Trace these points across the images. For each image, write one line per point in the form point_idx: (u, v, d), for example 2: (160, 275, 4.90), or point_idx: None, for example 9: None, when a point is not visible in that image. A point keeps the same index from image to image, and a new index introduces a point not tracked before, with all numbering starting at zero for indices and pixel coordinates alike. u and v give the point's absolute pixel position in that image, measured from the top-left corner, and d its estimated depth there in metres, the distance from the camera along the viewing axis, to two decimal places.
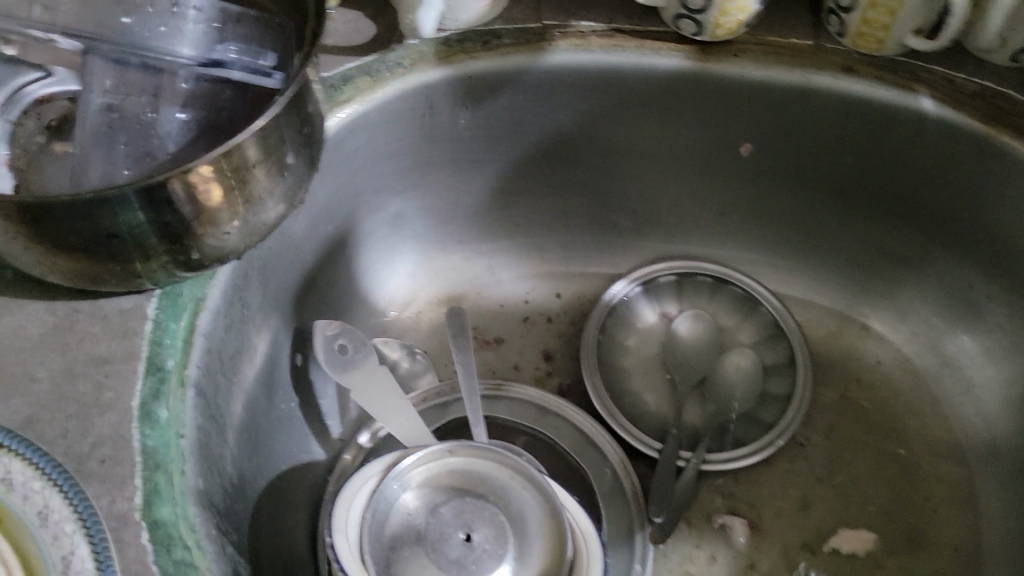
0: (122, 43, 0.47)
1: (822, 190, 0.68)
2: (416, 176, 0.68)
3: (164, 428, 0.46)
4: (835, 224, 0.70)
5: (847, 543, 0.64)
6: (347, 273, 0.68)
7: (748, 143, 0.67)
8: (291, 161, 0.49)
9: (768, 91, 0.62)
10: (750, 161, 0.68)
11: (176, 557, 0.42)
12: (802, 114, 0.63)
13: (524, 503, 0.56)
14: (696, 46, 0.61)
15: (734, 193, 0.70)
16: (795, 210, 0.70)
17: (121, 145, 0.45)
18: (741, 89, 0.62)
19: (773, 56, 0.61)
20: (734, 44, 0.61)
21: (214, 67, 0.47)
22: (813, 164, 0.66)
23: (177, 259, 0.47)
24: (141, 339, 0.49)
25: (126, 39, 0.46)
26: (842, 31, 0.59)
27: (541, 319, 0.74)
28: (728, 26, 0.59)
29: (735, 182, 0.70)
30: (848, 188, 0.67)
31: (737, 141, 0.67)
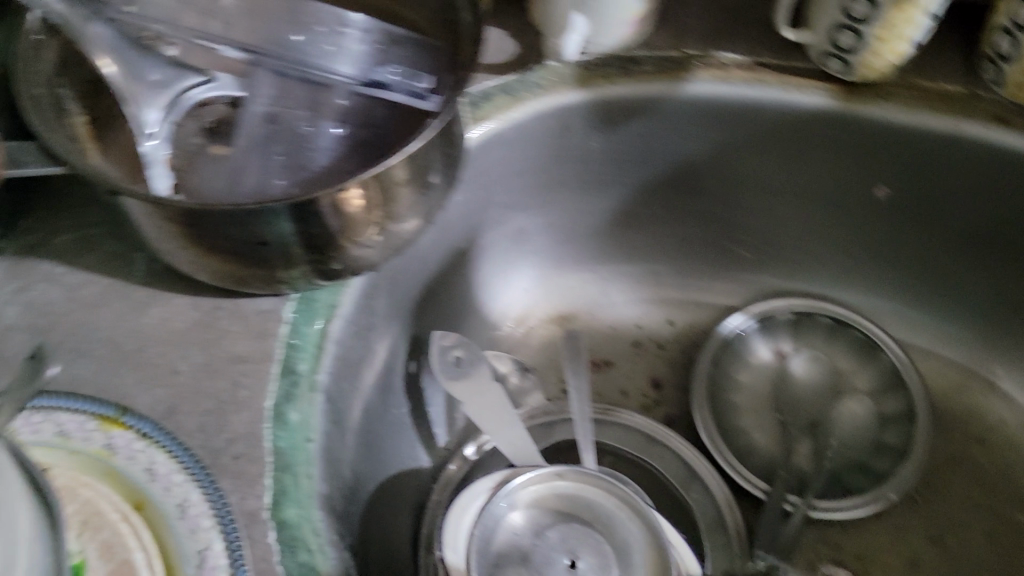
0: (290, 59, 0.51)
1: (947, 240, 0.66)
2: (542, 195, 0.69)
3: (294, 431, 0.48)
4: (968, 275, 0.67)
5: None
6: (466, 284, 0.69)
7: (885, 187, 0.65)
8: (434, 182, 0.51)
9: (913, 136, 0.60)
10: (885, 205, 0.66)
11: (300, 559, 0.43)
12: (944, 162, 0.61)
13: (630, 534, 0.56)
14: (841, 86, 0.60)
15: (863, 235, 0.69)
16: (927, 257, 0.68)
17: (277, 155, 0.48)
18: (884, 132, 0.61)
19: (922, 101, 0.59)
20: (881, 85, 0.60)
21: (374, 87, 0.51)
22: (952, 212, 0.64)
23: (317, 268, 0.50)
24: (277, 340, 0.50)
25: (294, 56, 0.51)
26: (998, 81, 0.58)
27: (652, 345, 0.74)
28: (877, 69, 0.57)
29: (866, 224, 0.68)
30: (987, 240, 0.65)
31: (873, 184, 0.65)
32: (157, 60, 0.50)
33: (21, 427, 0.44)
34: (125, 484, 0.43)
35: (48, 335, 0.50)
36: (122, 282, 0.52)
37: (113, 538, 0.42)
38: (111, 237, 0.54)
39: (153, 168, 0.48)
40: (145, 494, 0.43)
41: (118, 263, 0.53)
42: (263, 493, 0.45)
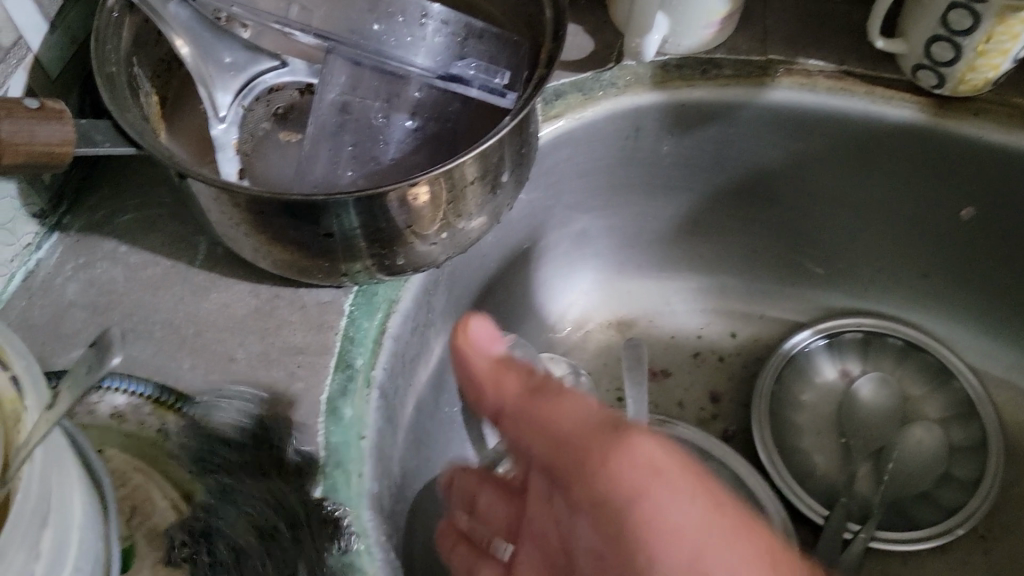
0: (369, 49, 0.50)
1: None
2: (609, 197, 0.67)
3: (347, 427, 0.47)
4: None
5: None
6: (526, 283, 0.68)
7: (968, 209, 0.61)
8: (504, 181, 0.50)
9: (1005, 156, 0.57)
10: (967, 227, 0.63)
11: (348, 558, 0.42)
12: None
13: None
14: (931, 100, 0.57)
15: (942, 256, 0.66)
16: (1009, 283, 0.64)
17: (348, 146, 0.47)
18: (973, 151, 0.58)
19: (1017, 119, 0.56)
20: (974, 101, 0.57)
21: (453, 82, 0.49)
22: None
23: (381, 263, 0.49)
24: (335, 333, 0.50)
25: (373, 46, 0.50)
26: None
27: (712, 357, 0.71)
28: (973, 83, 0.54)
29: (946, 245, 0.65)
30: None
31: (956, 205, 0.62)
32: (231, 43, 0.50)
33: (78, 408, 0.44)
34: None
35: (109, 314, 0.50)
36: (184, 265, 0.52)
37: None
38: (176, 219, 0.54)
39: (223, 151, 0.48)
40: None
41: (181, 245, 0.53)
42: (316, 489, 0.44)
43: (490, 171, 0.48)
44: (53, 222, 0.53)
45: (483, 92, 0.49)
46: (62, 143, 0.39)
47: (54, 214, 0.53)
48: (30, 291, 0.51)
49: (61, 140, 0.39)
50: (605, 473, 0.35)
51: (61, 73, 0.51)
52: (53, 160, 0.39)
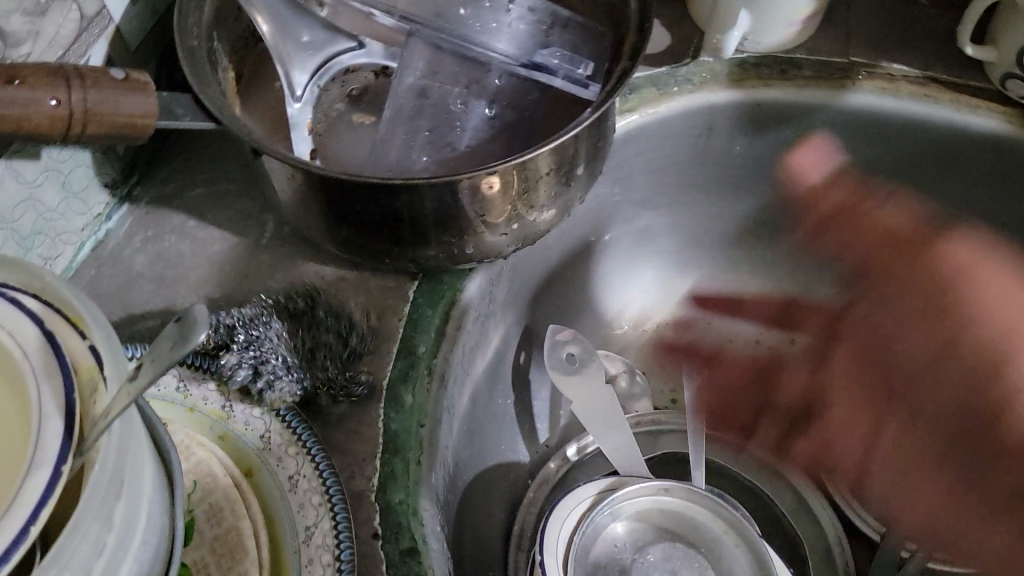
0: (454, 33, 0.51)
1: None
2: (676, 195, 0.66)
3: (408, 414, 0.46)
4: None
5: None
6: (586, 278, 0.67)
7: None
8: (578, 174, 0.50)
9: None
10: None
11: (403, 547, 0.42)
12: None
13: (735, 564, 0.54)
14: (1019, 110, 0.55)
15: None
16: None
17: (424, 132, 0.46)
18: None
19: None
20: None
21: (536, 70, 0.49)
22: None
23: (449, 252, 0.49)
24: (398, 319, 0.50)
25: (458, 30, 0.50)
26: None
27: (770, 363, 0.70)
28: None
29: None
30: None
31: None
32: (311, 22, 0.50)
33: None
34: (238, 449, 0.42)
35: (175, 287, 0.50)
36: (252, 242, 0.52)
37: (222, 502, 0.41)
38: (244, 196, 0.54)
39: (297, 130, 0.48)
40: (256, 461, 0.42)
41: (249, 222, 0.52)
42: (374, 475, 0.45)
43: (564, 164, 0.48)
44: (123, 192, 0.53)
45: (564, 81, 0.49)
46: (144, 115, 0.39)
47: (125, 185, 0.53)
48: (99, 261, 0.51)
49: (144, 112, 0.39)
50: (925, 270, 0.62)
51: (140, 44, 0.51)
52: (136, 132, 0.39)
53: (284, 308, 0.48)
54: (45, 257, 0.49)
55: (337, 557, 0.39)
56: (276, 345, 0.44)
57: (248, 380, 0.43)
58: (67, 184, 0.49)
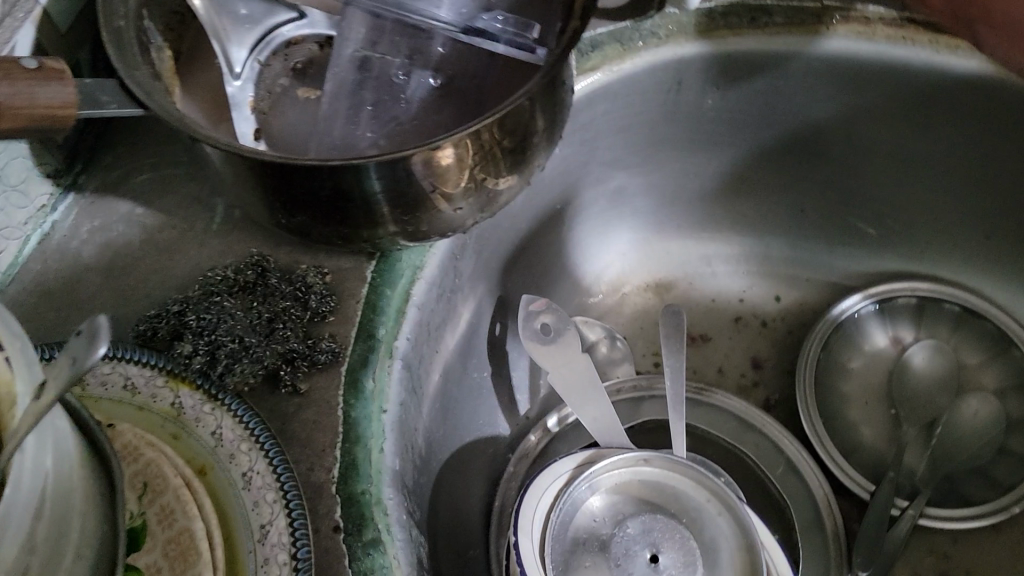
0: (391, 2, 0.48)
1: None
2: (648, 154, 0.63)
3: (368, 400, 0.45)
4: None
5: None
6: (559, 244, 0.65)
7: None
8: (534, 142, 0.48)
9: None
10: None
11: (367, 538, 0.41)
12: None
13: (718, 532, 0.52)
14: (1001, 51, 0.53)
15: (1009, 217, 0.60)
16: None
17: (368, 107, 0.44)
18: None
19: None
20: None
21: (479, 37, 0.47)
22: None
23: (405, 230, 0.47)
24: (358, 303, 0.48)
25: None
26: None
27: (754, 321, 0.68)
28: None
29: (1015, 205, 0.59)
30: None
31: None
32: None
33: (89, 377, 0.42)
34: (190, 447, 0.41)
35: (123, 279, 0.48)
36: (201, 229, 0.50)
37: (173, 503, 0.39)
38: (192, 180, 0.52)
39: (238, 110, 0.46)
40: (210, 459, 0.41)
41: (197, 207, 0.51)
42: (337, 464, 0.43)
43: (518, 133, 0.45)
44: (68, 181, 0.51)
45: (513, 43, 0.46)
46: (64, 104, 0.36)
47: (69, 174, 0.52)
48: (44, 254, 0.49)
49: (63, 102, 0.36)
50: None
51: (72, 26, 0.49)
52: (59, 123, 0.37)
53: (234, 281, 0.46)
54: None
55: (294, 556, 0.38)
56: (230, 326, 0.43)
57: (202, 368, 0.42)
58: (4, 176, 0.47)
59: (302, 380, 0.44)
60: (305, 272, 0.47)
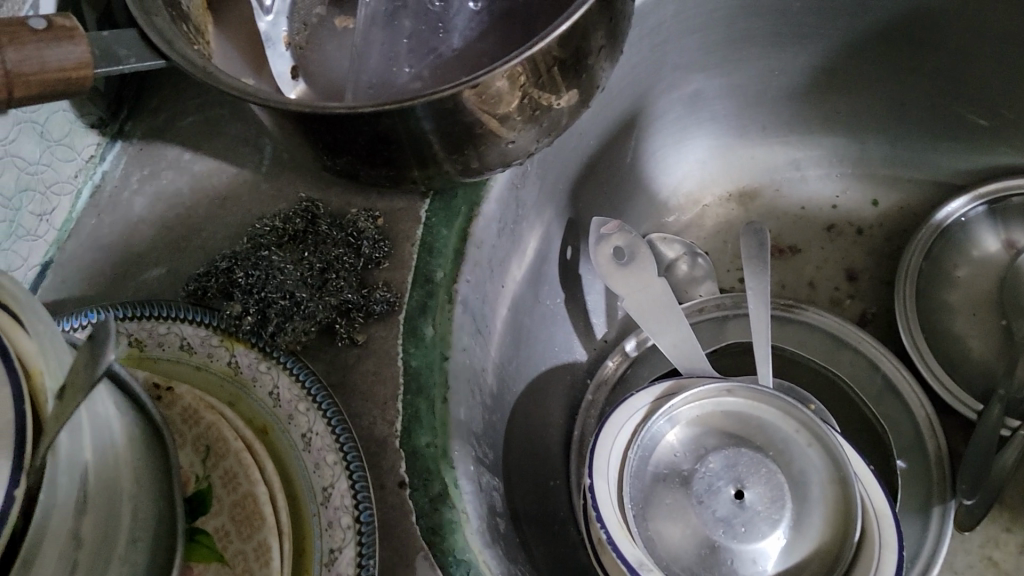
0: None
1: None
2: (726, 53, 0.58)
3: (429, 348, 0.43)
4: None
5: None
6: (632, 158, 0.60)
7: None
8: (591, 61, 0.43)
9: None
10: None
11: (433, 494, 0.40)
12: None
13: (808, 463, 0.50)
14: None
15: None
16: None
17: (404, 39, 0.42)
18: None
19: None
20: None
21: None
22: None
23: (457, 167, 0.44)
24: (413, 245, 0.45)
25: None
26: None
27: (849, 229, 0.63)
28: None
29: None
30: None
31: None
32: None
33: (146, 338, 0.42)
34: (250, 408, 0.41)
35: (174, 230, 0.47)
36: (250, 173, 0.48)
37: (236, 467, 0.38)
38: (239, 121, 0.50)
39: (273, 46, 0.44)
40: (270, 419, 0.40)
41: (244, 149, 0.49)
42: (402, 417, 0.41)
43: (572, 51, 0.41)
44: (114, 130, 0.50)
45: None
46: (77, 65, 0.34)
47: (115, 122, 0.50)
48: (97, 209, 0.48)
49: (77, 62, 0.34)
50: None
51: None
52: (72, 85, 0.34)
53: (282, 232, 0.45)
54: (39, 214, 0.46)
55: (358, 519, 0.37)
56: (282, 283, 0.41)
57: (255, 328, 0.41)
58: (46, 130, 0.46)
59: (359, 331, 0.43)
60: (356, 217, 0.46)
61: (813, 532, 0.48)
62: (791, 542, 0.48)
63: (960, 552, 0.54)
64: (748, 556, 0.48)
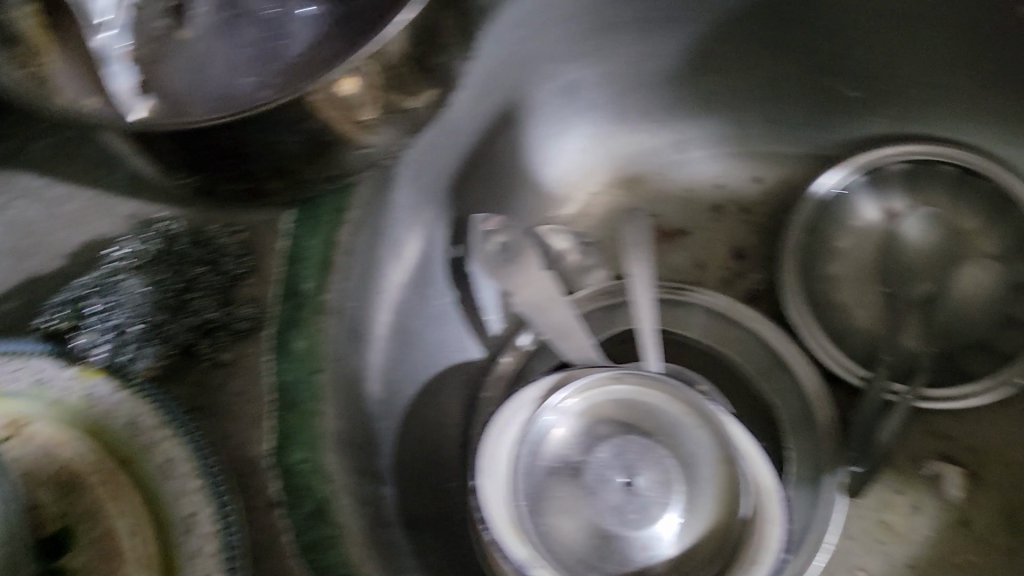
0: None
1: None
2: (600, 40, 0.58)
3: (301, 361, 0.42)
4: None
5: None
6: (513, 152, 0.60)
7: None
8: (445, 60, 0.43)
9: None
10: None
11: (308, 512, 0.39)
12: None
13: (697, 446, 0.50)
14: None
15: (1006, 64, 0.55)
16: None
17: (245, 46, 0.41)
18: None
19: None
20: None
21: None
22: None
23: (317, 173, 0.44)
24: (278, 257, 0.45)
25: None
26: None
27: (734, 208, 0.64)
28: None
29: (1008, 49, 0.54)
30: None
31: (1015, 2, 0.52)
32: None
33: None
34: (110, 439, 0.38)
35: (27, 259, 0.45)
36: (106, 195, 0.47)
37: (93, 505, 0.37)
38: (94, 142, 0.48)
39: (109, 64, 0.39)
40: (131, 449, 0.38)
41: (100, 171, 0.47)
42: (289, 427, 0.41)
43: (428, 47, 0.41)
44: None
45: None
46: None
47: None
48: None
49: None
50: None
51: None
52: None
53: (137, 253, 0.43)
54: None
55: (224, 547, 0.37)
56: (135, 306, 0.41)
57: None
58: None
59: (223, 351, 0.42)
60: (217, 233, 0.45)
61: (704, 509, 0.49)
62: (682, 525, 0.49)
63: (854, 517, 0.55)
64: (639, 542, 0.49)
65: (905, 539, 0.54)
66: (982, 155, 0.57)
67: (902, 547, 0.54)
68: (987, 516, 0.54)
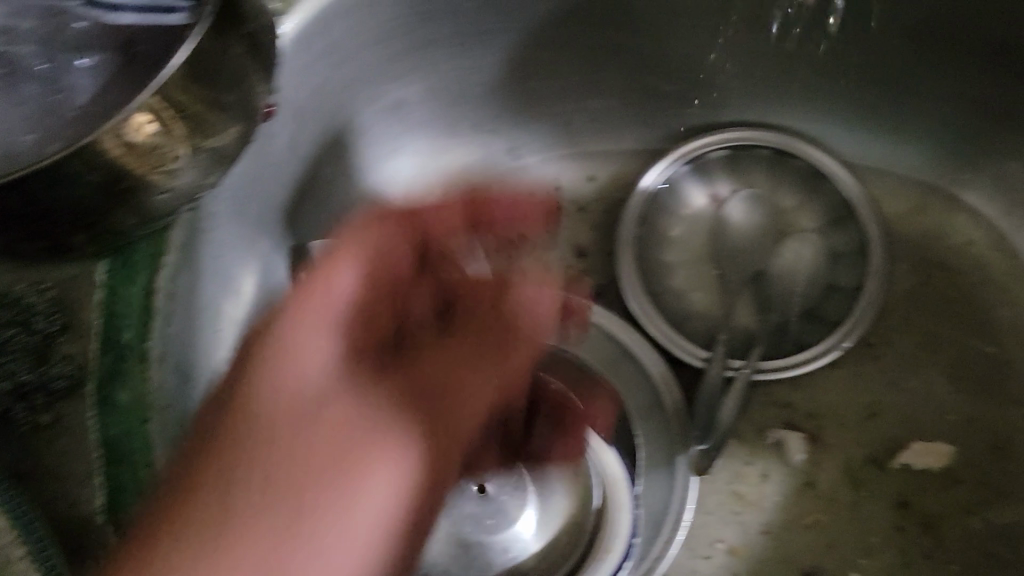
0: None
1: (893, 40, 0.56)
2: (416, 59, 0.58)
3: (125, 417, 0.44)
4: (925, 72, 0.57)
5: (920, 458, 0.56)
6: (346, 176, 0.61)
7: None
8: (247, 95, 0.43)
9: None
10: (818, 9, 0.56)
11: None
12: None
13: (546, 443, 0.50)
14: None
15: (798, 50, 0.59)
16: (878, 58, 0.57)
17: (26, 104, 0.40)
18: None
19: None
20: None
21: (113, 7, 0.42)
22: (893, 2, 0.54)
23: (121, 227, 0.42)
24: (92, 310, 0.44)
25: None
26: None
27: (573, 209, 0.66)
28: None
29: (796, 37, 0.58)
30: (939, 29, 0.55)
31: None
32: None
33: None
34: None
35: None
36: None
37: None
38: None
39: None
40: None
41: None
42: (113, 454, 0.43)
43: (226, 83, 0.41)
44: None
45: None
46: None
47: None
48: None
49: None
50: None
51: None
52: None
53: None
54: None
55: None
56: None
57: None
58: None
59: (43, 412, 0.41)
60: (22, 291, 0.43)
61: (559, 507, 0.50)
62: (538, 522, 0.50)
63: (709, 492, 0.56)
64: (499, 545, 0.49)
65: (757, 508, 0.56)
66: (787, 135, 0.62)
67: (756, 516, 0.55)
68: (831, 477, 0.56)
